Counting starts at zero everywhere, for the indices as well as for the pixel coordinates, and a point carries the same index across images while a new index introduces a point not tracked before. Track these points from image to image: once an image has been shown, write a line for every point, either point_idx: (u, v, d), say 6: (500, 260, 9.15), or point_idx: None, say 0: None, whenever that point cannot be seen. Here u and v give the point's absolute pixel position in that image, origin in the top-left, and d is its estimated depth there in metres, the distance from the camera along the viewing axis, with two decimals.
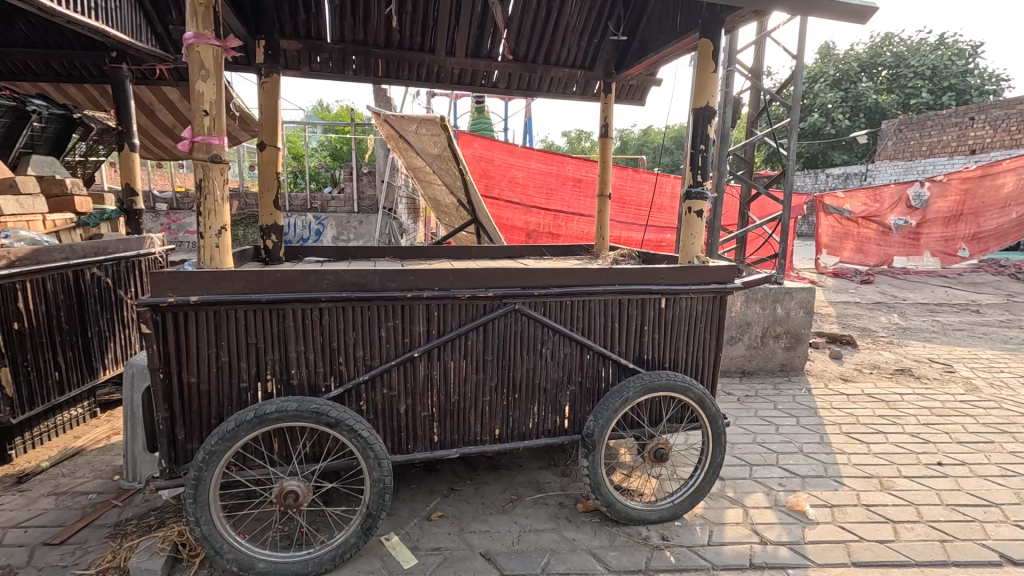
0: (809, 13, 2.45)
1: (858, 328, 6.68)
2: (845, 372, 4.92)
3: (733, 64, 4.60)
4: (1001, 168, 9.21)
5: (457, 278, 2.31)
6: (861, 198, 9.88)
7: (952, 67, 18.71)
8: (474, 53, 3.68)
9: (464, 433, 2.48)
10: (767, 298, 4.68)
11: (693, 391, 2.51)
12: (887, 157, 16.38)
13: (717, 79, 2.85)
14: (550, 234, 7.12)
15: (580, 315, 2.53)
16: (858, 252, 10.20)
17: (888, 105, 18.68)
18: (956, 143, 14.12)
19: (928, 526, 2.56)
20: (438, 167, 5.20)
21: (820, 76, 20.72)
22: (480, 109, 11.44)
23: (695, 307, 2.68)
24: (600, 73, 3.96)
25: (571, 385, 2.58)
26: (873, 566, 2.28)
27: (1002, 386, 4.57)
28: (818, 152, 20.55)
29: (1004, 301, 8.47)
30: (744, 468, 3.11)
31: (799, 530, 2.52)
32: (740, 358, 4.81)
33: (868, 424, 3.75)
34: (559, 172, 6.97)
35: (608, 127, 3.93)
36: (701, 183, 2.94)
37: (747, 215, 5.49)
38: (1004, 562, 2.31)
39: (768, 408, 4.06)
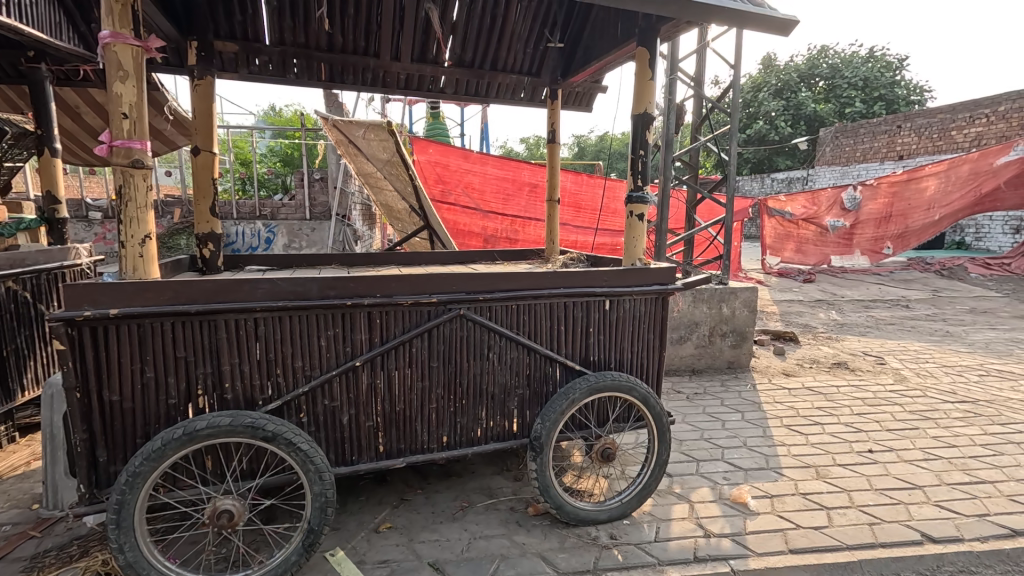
0: (736, 25, 2.56)
1: (800, 324, 7.01)
2: (787, 367, 5.15)
3: (675, 72, 4.74)
4: (924, 173, 9.84)
5: (399, 284, 2.29)
6: (801, 201, 10.37)
7: (881, 78, 20.03)
8: (420, 58, 3.68)
9: (410, 442, 2.44)
10: (713, 298, 4.85)
11: (637, 391, 2.56)
12: (826, 162, 17.31)
13: (655, 87, 2.94)
14: (508, 239, 7.15)
15: (526, 318, 2.54)
16: (798, 252, 10.75)
17: (826, 114, 19.76)
18: (885, 149, 15.08)
19: (858, 511, 2.70)
20: (389, 173, 5.13)
21: (763, 85, 21.75)
22: (435, 114, 11.39)
23: (639, 308, 2.74)
24: (546, 80, 4.02)
25: (519, 389, 2.59)
26: (808, 552, 2.38)
27: (926, 375, 4.89)
28: (763, 158, 21.50)
29: (930, 296, 9.08)
30: (691, 464, 3.20)
31: (741, 522, 2.60)
32: (689, 356, 4.95)
33: (808, 416, 3.93)
34: (515, 178, 7.01)
35: (555, 134, 3.98)
36: (642, 187, 3.02)
37: (693, 218, 5.67)
38: (925, 541, 2.47)
39: (715, 404, 4.19)
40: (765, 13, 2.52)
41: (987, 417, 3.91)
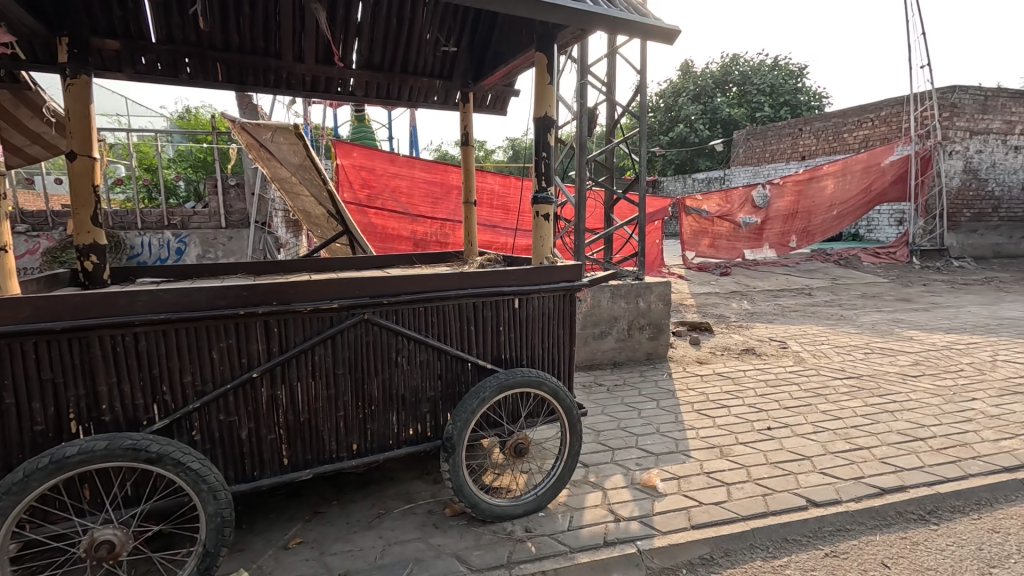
0: (622, 33, 2.74)
1: (715, 315, 7.46)
2: (701, 355, 5.47)
3: (586, 76, 4.91)
4: (823, 172, 10.97)
5: (299, 291, 2.23)
6: (716, 200, 11.00)
7: (786, 85, 21.78)
8: (326, 59, 3.60)
9: (319, 452, 2.38)
10: (630, 293, 5.07)
11: (547, 384, 2.63)
12: (740, 162, 18.50)
13: (555, 90, 3.11)
14: (439, 242, 7.09)
15: (434, 320, 2.55)
16: (713, 247, 11.27)
17: (739, 118, 21.16)
18: (790, 151, 16.35)
19: (755, 484, 2.91)
20: (304, 177, 4.94)
21: (683, 90, 22.99)
22: (360, 117, 11.13)
23: (547, 305, 2.82)
24: (459, 84, 4.03)
25: (431, 391, 2.59)
26: (708, 526, 2.55)
27: (821, 356, 5.37)
28: (685, 159, 22.66)
29: (829, 284, 9.94)
30: (606, 453, 3.33)
31: (649, 504, 2.74)
32: (610, 350, 5.15)
33: (716, 400, 4.20)
34: (443, 181, 6.99)
35: (468, 136, 4.07)
36: (546, 188, 3.22)
37: (611, 218, 5.89)
38: (810, 506, 2.70)
39: (634, 394, 4.38)
40: (650, 23, 2.72)
41: (868, 390, 4.34)
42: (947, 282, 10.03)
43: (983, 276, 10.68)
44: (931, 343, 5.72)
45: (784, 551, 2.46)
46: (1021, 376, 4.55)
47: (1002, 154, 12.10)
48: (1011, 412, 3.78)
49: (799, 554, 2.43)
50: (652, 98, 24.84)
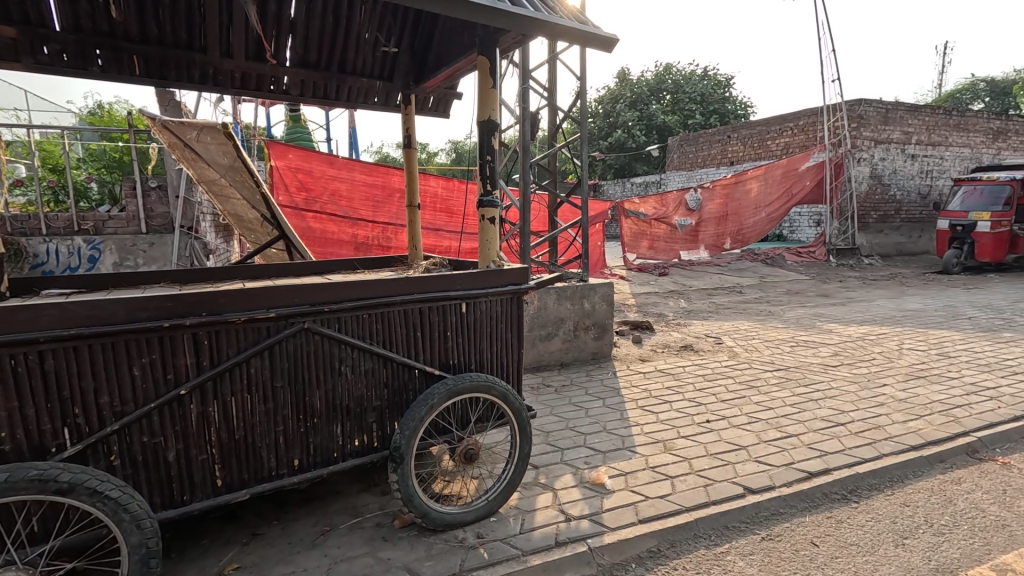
0: (563, 39, 2.79)
1: (655, 314, 7.74)
2: (643, 353, 5.66)
3: (527, 81, 4.95)
4: (748, 176, 11.67)
5: (231, 300, 2.10)
6: (652, 203, 11.41)
7: (715, 95, 23.05)
8: (257, 56, 3.44)
9: (257, 470, 2.24)
10: (575, 294, 5.17)
11: (496, 387, 2.61)
12: (675, 167, 19.35)
13: (497, 94, 3.14)
14: (381, 246, 6.93)
15: (380, 327, 2.48)
16: (652, 249, 11.64)
17: (673, 125, 22.15)
18: (720, 156, 17.27)
19: (696, 475, 3.04)
20: (234, 179, 4.67)
21: (620, 97, 23.80)
22: (295, 117, 10.69)
23: (495, 309, 2.82)
24: (399, 84, 3.95)
25: (378, 401, 2.52)
26: (654, 520, 2.63)
27: (752, 350, 5.70)
28: (624, 164, 23.43)
29: (758, 282, 10.59)
30: (556, 453, 3.36)
31: (598, 501, 2.79)
32: (557, 351, 5.22)
33: (659, 396, 4.35)
34: (385, 183, 6.83)
35: (411, 138, 4.04)
36: (491, 192, 3.24)
37: (555, 221, 5.97)
38: (747, 493, 2.85)
39: (580, 394, 4.46)
40: (590, 30, 2.79)
41: (795, 380, 4.65)
42: (859, 278, 10.93)
43: (889, 272, 11.74)
44: (847, 335, 6.21)
45: (725, 537, 2.58)
46: (923, 362, 5.04)
47: (901, 161, 13.37)
48: (915, 396, 4.17)
49: (738, 540, 2.55)
50: (591, 104, 25.51)
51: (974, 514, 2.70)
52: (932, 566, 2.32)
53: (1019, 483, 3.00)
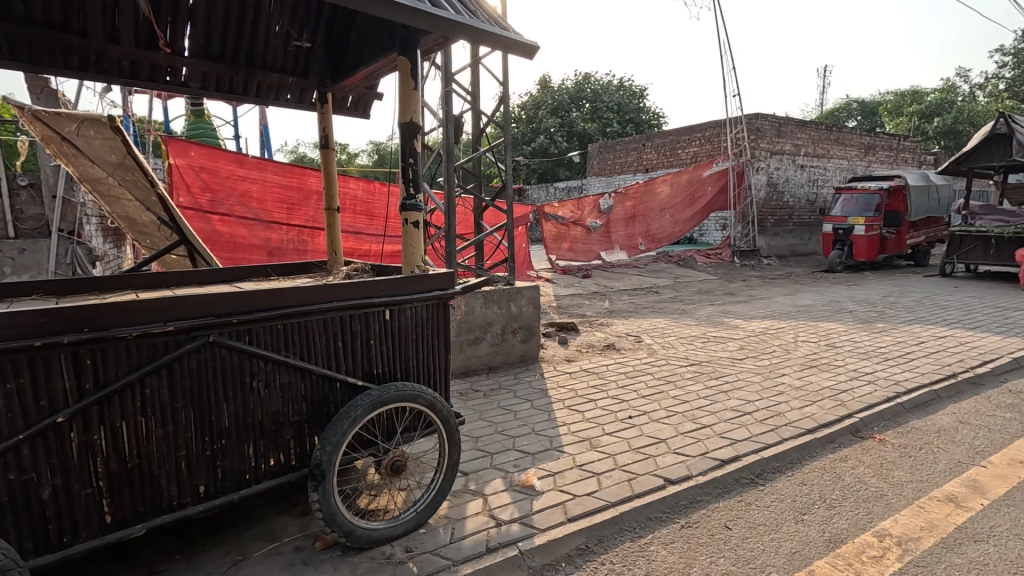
0: (486, 44, 2.81)
1: (579, 315, 7.97)
2: (569, 354, 5.80)
3: (450, 84, 4.91)
4: (656, 181, 12.43)
5: (121, 313, 1.89)
6: (569, 206, 11.73)
7: (630, 105, 24.27)
8: (149, 43, 3.14)
9: (154, 502, 2.02)
10: (502, 298, 5.19)
11: (424, 395, 2.55)
12: (595, 173, 20.08)
13: (419, 97, 3.09)
14: (297, 250, 6.56)
15: (297, 337, 2.34)
16: (571, 250, 11.94)
17: (592, 132, 23.00)
18: (636, 163, 18.17)
19: (621, 471, 3.15)
20: (125, 179, 4.22)
21: (542, 104, 24.39)
22: (198, 112, 9.91)
23: (420, 315, 2.75)
24: (314, 82, 3.76)
25: (295, 416, 2.36)
26: (582, 517, 2.69)
27: (668, 347, 6.04)
28: (547, 169, 23.98)
29: (672, 283, 11.24)
30: (485, 458, 3.35)
31: (528, 503, 2.81)
32: (485, 355, 5.21)
33: (584, 395, 4.47)
34: (301, 185, 6.49)
35: (328, 138, 3.87)
36: (415, 196, 3.18)
37: (481, 224, 5.96)
38: (667, 484, 3.00)
39: (509, 397, 4.48)
40: (512, 37, 2.84)
41: (707, 374, 4.97)
42: (760, 278, 11.93)
43: (784, 271, 12.93)
44: (750, 330, 6.75)
45: (648, 529, 2.70)
46: (815, 353, 5.59)
47: (792, 171, 14.79)
48: (809, 384, 4.60)
49: (660, 530, 2.68)
50: (514, 109, 25.89)
51: (859, 487, 3.02)
52: (826, 537, 2.56)
53: (893, 457, 3.39)
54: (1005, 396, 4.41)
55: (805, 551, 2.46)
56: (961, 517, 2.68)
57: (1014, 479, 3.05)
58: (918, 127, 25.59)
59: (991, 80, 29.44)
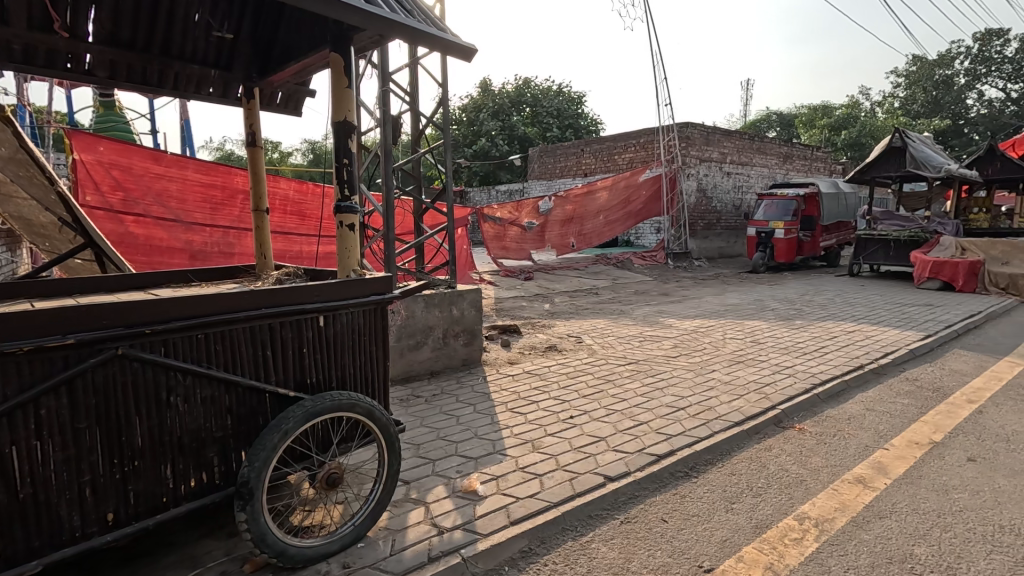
0: (424, 45, 2.78)
1: (521, 317, 8.02)
2: (512, 356, 5.81)
3: (387, 84, 4.79)
4: (597, 187, 12.78)
5: (11, 327, 1.69)
6: (508, 209, 11.85)
7: (569, 111, 24.83)
8: (45, 26, 2.86)
9: (53, 534, 1.84)
10: (443, 301, 5.13)
11: (361, 404, 2.46)
12: (536, 177, 20.33)
13: (353, 95, 3.00)
14: (222, 253, 6.17)
15: (221, 347, 2.19)
16: (504, 249, 12.02)
17: (533, 136, 23.32)
18: (575, 168, 18.56)
19: (563, 470, 3.19)
20: (17, 175, 3.79)
21: (483, 107, 24.45)
22: (107, 104, 9.10)
23: (357, 321, 2.66)
24: (240, 76, 3.57)
25: (219, 432, 2.21)
26: (525, 519, 2.70)
27: (608, 347, 6.20)
28: (489, 172, 24.01)
29: (611, 284, 11.57)
30: (427, 465, 3.29)
31: (471, 509, 2.79)
32: (427, 360, 5.12)
33: (526, 397, 4.50)
34: (226, 184, 6.13)
35: (256, 136, 3.67)
36: (350, 197, 3.08)
37: (421, 227, 5.86)
38: (607, 481, 3.07)
39: (451, 402, 4.43)
40: (451, 39, 2.83)
41: (644, 372, 5.14)
42: (692, 279, 12.52)
43: (714, 272, 13.65)
44: (683, 328, 7.07)
45: (589, 526, 2.75)
46: (741, 349, 5.94)
47: (719, 177, 15.68)
48: (737, 379, 4.87)
49: (601, 527, 2.73)
50: (455, 111, 25.76)
51: (781, 475, 3.23)
52: (753, 524, 2.71)
53: (810, 444, 3.66)
54: (903, 384, 4.87)
55: (734, 538, 2.60)
56: (868, 496, 2.93)
57: (912, 459, 3.37)
58: (828, 140, 27.91)
59: (888, 99, 32.63)
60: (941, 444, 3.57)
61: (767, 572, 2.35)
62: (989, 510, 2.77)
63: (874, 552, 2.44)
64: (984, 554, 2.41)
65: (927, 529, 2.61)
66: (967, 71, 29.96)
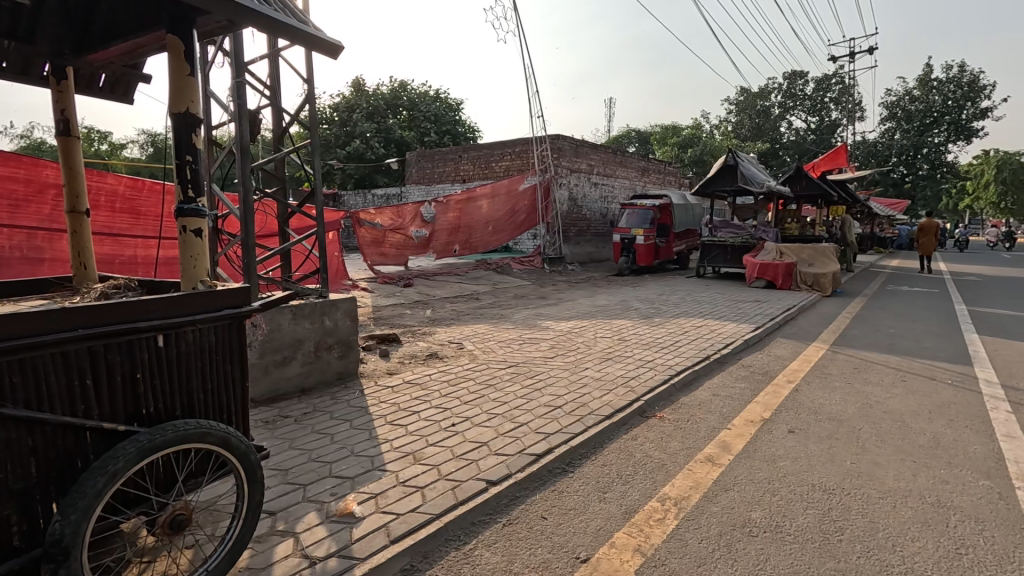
0: (284, 38, 2.59)
1: (401, 325, 7.79)
2: (391, 366, 5.61)
3: (243, 75, 4.35)
4: (478, 195, 12.94)
5: None
6: (388, 214, 11.48)
7: (447, 117, 24.87)
8: None
9: None
10: (314, 312, 4.78)
11: (215, 432, 2.17)
12: (413, 181, 19.84)
13: (197, 85, 2.69)
14: (27, 259, 5.14)
15: (19, 379, 1.79)
16: (385, 255, 11.65)
17: (410, 140, 22.94)
18: (453, 174, 18.58)
19: (445, 480, 3.14)
20: None
21: (356, 108, 23.49)
22: None
23: (206, 339, 2.36)
24: (46, 51, 3.00)
25: (20, 483, 1.81)
26: (406, 536, 2.60)
27: (489, 351, 6.28)
28: (364, 175, 23.07)
29: (491, 289, 11.75)
30: (297, 491, 3.03)
31: (347, 533, 2.61)
32: (296, 377, 4.73)
33: (407, 408, 4.36)
34: (31, 177, 5.06)
35: (69, 123, 3.09)
36: (195, 199, 2.72)
37: (286, 232, 5.42)
38: (490, 486, 3.09)
39: (325, 419, 4.13)
40: (314, 33, 2.71)
41: (523, 374, 5.30)
42: (567, 282, 13.21)
43: (586, 276, 14.55)
44: (559, 330, 7.43)
45: (472, 534, 2.73)
46: (610, 347, 6.39)
47: (588, 187, 16.82)
48: (607, 374, 5.24)
49: (483, 533, 2.73)
50: (326, 110, 24.37)
51: (646, 461, 3.53)
52: (624, 510, 2.92)
53: (669, 430, 4.05)
54: (740, 370, 5.64)
55: (608, 526, 2.77)
56: (716, 472, 3.32)
57: (748, 435, 3.90)
58: (678, 157, 31.46)
59: (723, 123, 37.71)
60: (769, 420, 4.18)
61: (636, 554, 2.53)
62: (805, 472, 3.30)
63: (722, 522, 2.77)
64: (802, 510, 2.86)
65: (761, 496, 3.02)
66: (779, 104, 35.81)
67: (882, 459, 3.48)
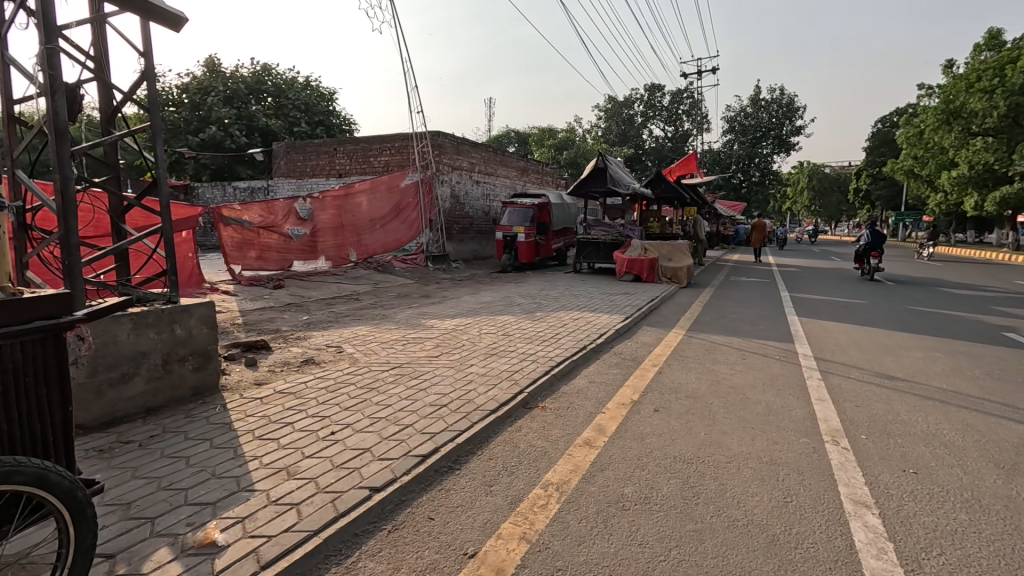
0: None
1: (271, 331, 7.16)
2: (259, 376, 5.11)
3: (56, 41, 3.66)
4: (357, 190, 12.32)
5: None
6: (257, 210, 10.51)
7: (318, 107, 23.32)
8: None
9: None
10: (161, 320, 4.19)
11: (24, 470, 1.80)
12: (281, 174, 18.28)
13: None
14: None
15: None
16: (260, 259, 10.66)
17: (277, 129, 21.15)
18: (327, 168, 17.51)
19: (323, 493, 2.95)
20: None
21: (211, 90, 21.08)
22: None
23: (11, 358, 1.94)
24: None
25: None
26: (279, 560, 2.39)
27: (370, 353, 6.02)
28: (224, 166, 20.81)
29: (372, 288, 11.29)
30: (143, 526, 2.63)
31: (207, 566, 2.33)
32: (140, 396, 4.11)
33: (278, 420, 4.01)
34: None
35: None
36: None
37: (122, 228, 4.67)
38: (373, 493, 2.96)
39: (178, 441, 3.65)
40: None
41: (407, 375, 5.17)
42: (451, 280, 13.16)
43: (470, 273, 14.64)
44: (443, 328, 7.37)
45: (355, 545, 2.60)
46: (494, 343, 6.49)
47: (469, 185, 16.92)
48: (491, 370, 5.32)
49: (367, 543, 2.61)
50: (172, 90, 21.50)
51: (530, 451, 3.65)
52: (509, 500, 2.99)
53: (550, 419, 4.23)
54: (612, 358, 6.09)
55: (494, 519, 2.81)
56: (593, 454, 3.55)
57: (621, 417, 4.22)
58: (554, 159, 32.95)
59: (594, 128, 40.32)
60: (638, 402, 4.57)
61: (522, 541, 2.60)
62: (668, 446, 3.66)
63: (598, 500, 2.96)
64: (667, 480, 3.17)
65: (632, 472, 3.29)
66: (642, 113, 39.21)
67: (728, 428, 3.98)
